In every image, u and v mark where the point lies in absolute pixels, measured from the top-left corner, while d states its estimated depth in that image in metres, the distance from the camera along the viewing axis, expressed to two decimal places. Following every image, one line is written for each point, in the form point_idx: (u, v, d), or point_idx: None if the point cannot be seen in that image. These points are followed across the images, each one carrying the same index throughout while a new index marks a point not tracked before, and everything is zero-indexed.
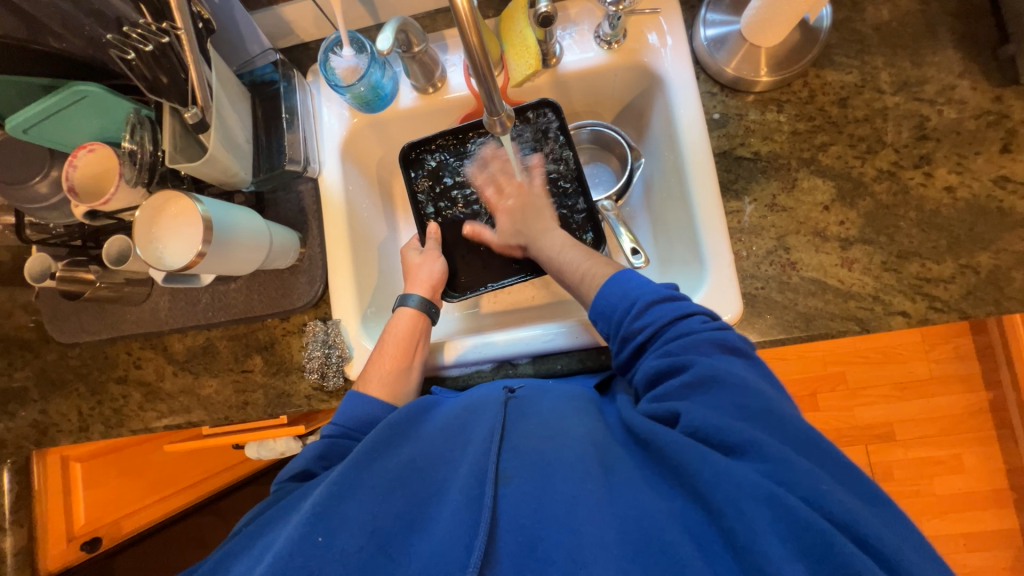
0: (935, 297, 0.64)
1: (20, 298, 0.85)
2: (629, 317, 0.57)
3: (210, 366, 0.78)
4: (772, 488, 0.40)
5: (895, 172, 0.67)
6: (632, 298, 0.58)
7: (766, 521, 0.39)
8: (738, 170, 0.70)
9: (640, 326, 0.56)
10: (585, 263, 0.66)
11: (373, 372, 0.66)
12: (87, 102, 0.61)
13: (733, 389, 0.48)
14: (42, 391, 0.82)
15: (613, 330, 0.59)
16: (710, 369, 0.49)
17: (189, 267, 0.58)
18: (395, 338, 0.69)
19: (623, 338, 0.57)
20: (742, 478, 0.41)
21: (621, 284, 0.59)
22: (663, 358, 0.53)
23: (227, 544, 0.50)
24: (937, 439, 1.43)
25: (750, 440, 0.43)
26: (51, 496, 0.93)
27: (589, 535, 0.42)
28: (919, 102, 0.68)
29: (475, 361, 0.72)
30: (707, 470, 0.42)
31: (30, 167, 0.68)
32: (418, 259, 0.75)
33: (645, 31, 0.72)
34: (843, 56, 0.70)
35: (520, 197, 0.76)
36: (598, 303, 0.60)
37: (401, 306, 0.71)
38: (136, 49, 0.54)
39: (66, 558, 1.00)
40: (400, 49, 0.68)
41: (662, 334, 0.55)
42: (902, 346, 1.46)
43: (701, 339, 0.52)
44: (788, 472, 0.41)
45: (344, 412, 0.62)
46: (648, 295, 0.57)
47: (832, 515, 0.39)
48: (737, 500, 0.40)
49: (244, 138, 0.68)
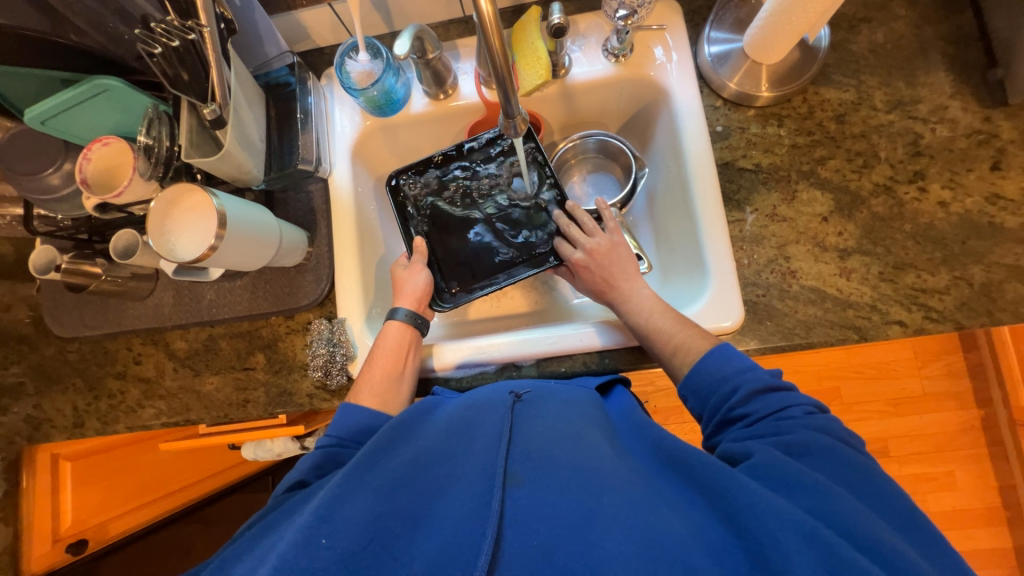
0: (930, 307, 0.65)
1: (20, 292, 0.84)
2: (730, 401, 0.55)
3: (211, 363, 0.78)
4: (807, 523, 0.41)
5: (890, 187, 0.69)
6: (733, 383, 0.56)
7: (803, 554, 0.39)
8: (739, 181, 0.72)
9: (742, 411, 0.54)
10: (679, 334, 0.63)
11: (364, 382, 0.66)
12: (106, 96, 0.61)
13: (821, 458, 0.47)
14: (38, 385, 0.81)
15: (705, 408, 0.58)
16: (802, 443, 0.49)
17: (200, 260, 0.58)
18: (385, 350, 0.68)
19: (720, 421, 0.56)
20: (778, 510, 0.42)
21: (721, 363, 0.57)
22: (753, 431, 0.52)
23: (228, 547, 0.50)
24: (931, 456, 1.45)
25: (814, 482, 0.44)
26: (37, 495, 0.91)
27: (607, 551, 0.41)
28: (913, 120, 0.70)
29: (460, 364, 0.72)
30: (742, 497, 0.43)
31: (36, 157, 0.68)
32: (404, 270, 0.75)
33: (651, 46, 0.75)
34: (840, 75, 0.73)
35: (608, 245, 0.71)
36: (693, 385, 0.59)
37: (388, 319, 0.71)
38: (161, 44, 0.54)
39: (50, 560, 0.97)
40: (415, 55, 0.70)
41: (762, 426, 0.52)
42: (895, 362, 1.48)
43: (803, 427, 0.51)
44: (835, 507, 0.43)
45: (338, 422, 0.61)
46: (750, 381, 0.55)
47: (863, 542, 0.40)
48: (773, 528, 0.41)
49: (258, 137, 0.69)
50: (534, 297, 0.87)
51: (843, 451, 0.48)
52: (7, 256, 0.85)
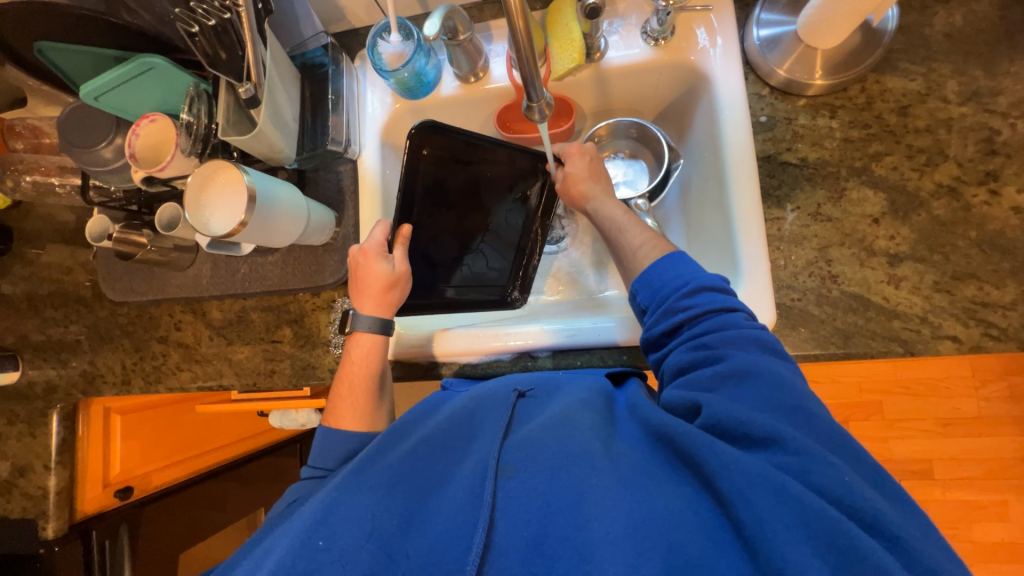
0: (991, 323, 0.59)
1: (79, 257, 0.91)
2: (679, 294, 0.54)
3: (243, 333, 0.82)
4: (779, 478, 0.40)
5: (955, 188, 0.63)
6: (685, 279, 0.55)
7: (773, 509, 0.39)
8: (782, 176, 0.68)
9: (688, 304, 0.53)
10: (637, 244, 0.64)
11: (346, 410, 0.65)
12: (151, 74, 0.65)
13: (765, 383, 0.47)
14: (92, 343, 0.88)
15: (654, 300, 0.57)
16: (747, 363, 0.48)
17: (231, 235, 0.61)
18: (357, 367, 0.67)
19: (665, 311, 0.55)
20: (752, 467, 0.41)
21: (673, 267, 0.57)
22: (693, 351, 0.52)
23: (234, 550, 0.52)
24: (982, 483, 1.34)
25: (774, 433, 0.43)
26: (92, 443, 0.96)
27: (594, 532, 0.41)
28: (990, 114, 0.63)
29: (469, 353, 0.72)
30: (714, 459, 0.42)
31: (81, 128, 0.71)
32: (388, 274, 0.66)
33: (694, 29, 0.70)
34: (907, 62, 0.66)
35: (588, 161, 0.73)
36: (649, 275, 0.58)
37: (356, 331, 0.67)
38: (200, 23, 0.57)
39: (102, 504, 1.00)
40: (446, 36, 0.68)
41: (704, 321, 0.52)
42: (948, 380, 1.36)
43: (742, 346, 0.50)
44: (810, 466, 0.41)
45: (321, 452, 0.63)
46: (702, 278, 0.55)
47: (836, 499, 0.39)
48: (743, 488, 0.40)
49: (292, 118, 0.71)
50: (554, 288, 0.86)
51: (782, 373, 0.47)
52: (70, 223, 0.92)
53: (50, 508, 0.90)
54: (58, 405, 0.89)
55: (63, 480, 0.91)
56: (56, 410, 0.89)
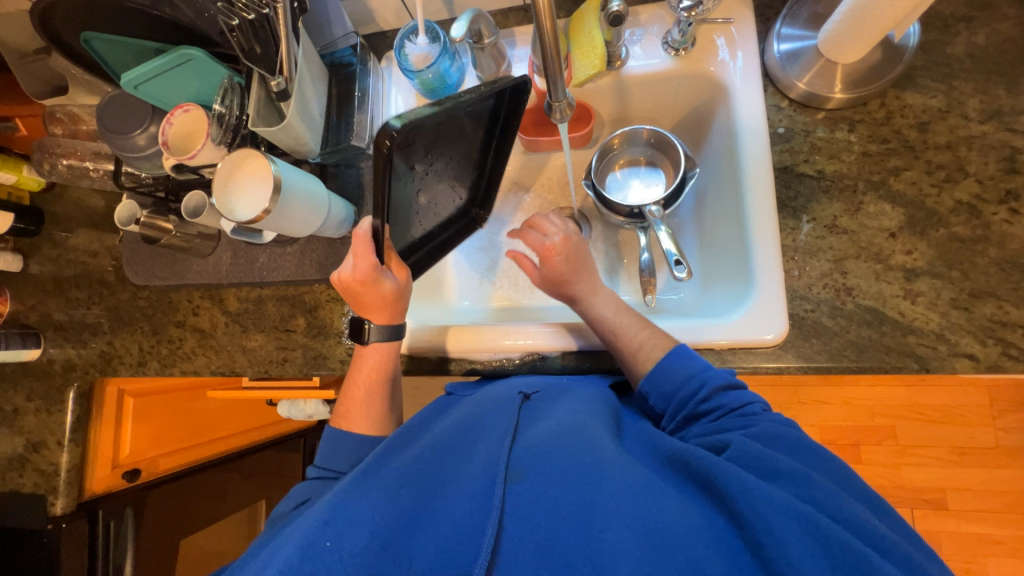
0: (1010, 343, 0.58)
1: (106, 241, 0.93)
2: (694, 399, 0.55)
3: (258, 322, 0.84)
4: (801, 509, 0.40)
5: (975, 205, 0.62)
6: (693, 381, 0.56)
7: (798, 539, 0.38)
8: (798, 187, 0.68)
9: (706, 406, 0.54)
10: (643, 333, 0.63)
11: (358, 409, 0.67)
12: (188, 65, 0.68)
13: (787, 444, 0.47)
14: (112, 325, 0.90)
15: (668, 403, 0.58)
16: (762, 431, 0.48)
17: (255, 221, 0.62)
18: (368, 367, 0.68)
19: (687, 417, 0.55)
20: (773, 496, 0.40)
21: (681, 363, 0.57)
22: (716, 425, 0.52)
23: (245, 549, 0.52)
24: (997, 516, 1.30)
25: (797, 472, 0.43)
26: (104, 422, 0.98)
27: (607, 542, 0.41)
28: (1012, 133, 0.63)
29: (479, 351, 0.73)
30: (734, 484, 0.42)
31: (117, 116, 0.73)
32: (394, 287, 0.64)
33: (714, 39, 0.72)
34: (928, 79, 0.66)
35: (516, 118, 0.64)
36: (655, 381, 0.58)
37: (366, 343, 0.67)
38: (240, 17, 0.60)
39: (109, 484, 1.02)
40: (472, 40, 0.71)
41: (722, 412, 0.53)
42: (965, 409, 1.33)
43: (765, 419, 0.50)
44: (810, 489, 0.42)
45: (332, 452, 0.64)
46: (716, 378, 0.55)
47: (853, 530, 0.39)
48: (766, 514, 0.39)
49: (318, 113, 0.73)
50: None
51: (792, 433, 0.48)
52: (99, 209, 0.95)
53: (61, 483, 0.91)
54: (74, 383, 0.91)
55: (76, 457, 0.92)
56: (73, 387, 0.90)
